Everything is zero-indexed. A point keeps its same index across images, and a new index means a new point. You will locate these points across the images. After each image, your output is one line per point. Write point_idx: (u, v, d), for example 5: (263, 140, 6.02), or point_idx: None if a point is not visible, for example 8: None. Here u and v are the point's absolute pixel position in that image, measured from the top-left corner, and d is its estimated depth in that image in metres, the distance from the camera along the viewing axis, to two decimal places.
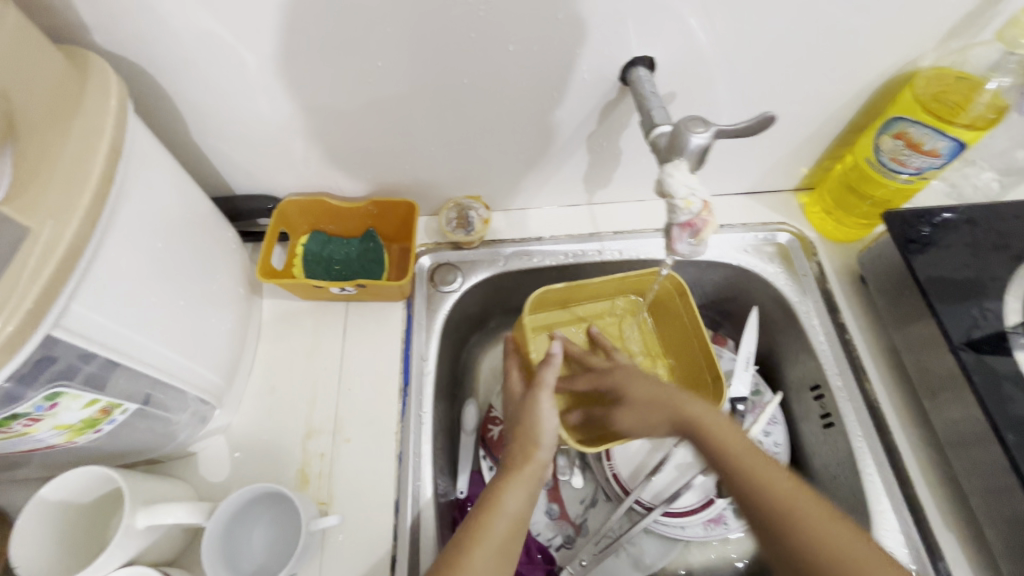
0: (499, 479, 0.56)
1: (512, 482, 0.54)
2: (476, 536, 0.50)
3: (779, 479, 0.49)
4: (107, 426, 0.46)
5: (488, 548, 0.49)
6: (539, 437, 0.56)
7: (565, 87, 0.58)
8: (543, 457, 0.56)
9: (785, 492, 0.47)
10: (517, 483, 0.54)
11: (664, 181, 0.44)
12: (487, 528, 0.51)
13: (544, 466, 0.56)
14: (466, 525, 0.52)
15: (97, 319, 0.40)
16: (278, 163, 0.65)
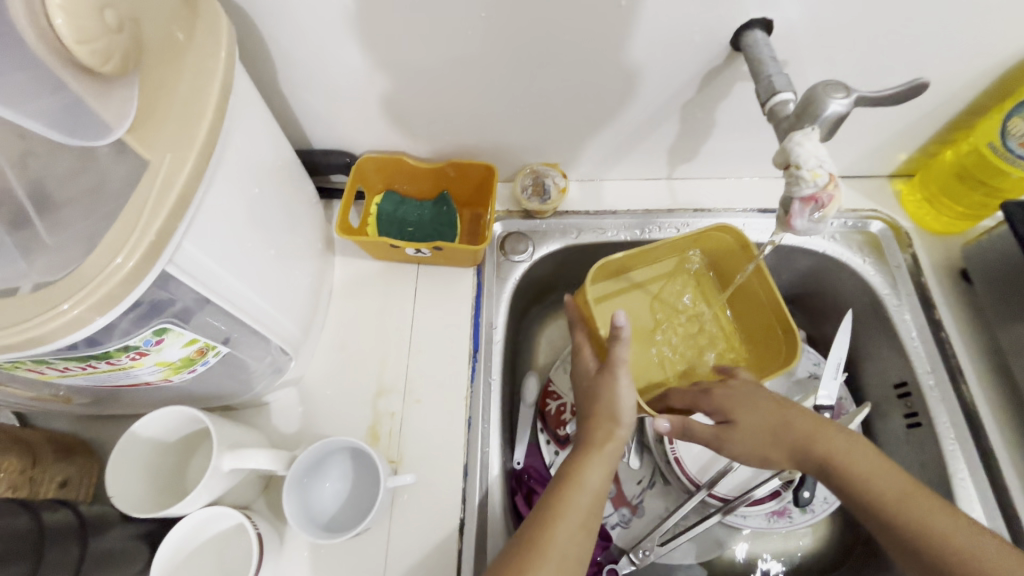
0: (576, 453, 0.53)
1: (593, 460, 0.51)
2: (559, 508, 0.48)
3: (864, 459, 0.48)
4: (200, 367, 0.46)
5: (572, 521, 0.47)
6: (616, 415, 0.53)
7: (669, 49, 0.54)
8: (622, 434, 0.53)
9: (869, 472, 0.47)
10: (597, 458, 0.52)
11: (791, 151, 0.40)
12: (570, 501, 0.49)
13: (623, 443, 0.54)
14: (546, 496, 0.50)
15: (202, 259, 0.40)
16: (360, 119, 0.63)
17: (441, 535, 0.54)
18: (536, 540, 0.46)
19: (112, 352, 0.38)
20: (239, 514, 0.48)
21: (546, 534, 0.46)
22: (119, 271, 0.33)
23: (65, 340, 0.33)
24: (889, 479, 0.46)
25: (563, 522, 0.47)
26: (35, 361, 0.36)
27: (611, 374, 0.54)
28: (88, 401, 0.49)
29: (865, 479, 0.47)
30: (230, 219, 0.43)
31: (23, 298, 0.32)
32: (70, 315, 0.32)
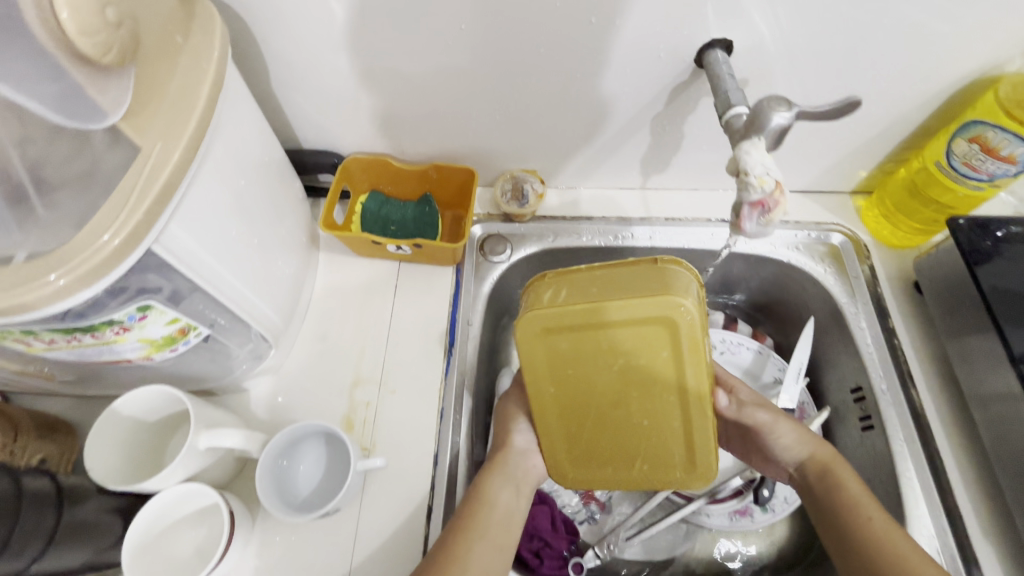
0: (484, 469, 0.57)
1: (498, 475, 0.56)
2: (466, 524, 0.52)
3: (873, 515, 0.49)
4: (182, 347, 0.48)
5: (476, 533, 0.52)
6: (513, 427, 0.59)
7: (638, 65, 0.58)
8: (518, 444, 0.58)
9: (873, 525, 0.49)
10: (499, 472, 0.56)
11: (741, 158, 0.44)
12: (478, 517, 0.53)
13: (523, 454, 0.58)
14: (458, 514, 0.54)
15: (187, 241, 0.42)
16: (348, 120, 0.66)
17: (409, 520, 0.55)
18: (440, 557, 0.50)
19: (96, 325, 0.40)
20: (212, 492, 0.50)
21: (457, 558, 0.50)
22: (105, 248, 0.36)
23: (53, 308, 0.36)
24: (891, 537, 0.47)
25: (478, 538, 0.52)
26: (21, 331, 0.38)
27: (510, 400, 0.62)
28: (69, 379, 0.51)
29: (860, 519, 0.49)
30: (214, 205, 0.45)
31: (14, 265, 0.35)
32: (57, 283, 0.34)
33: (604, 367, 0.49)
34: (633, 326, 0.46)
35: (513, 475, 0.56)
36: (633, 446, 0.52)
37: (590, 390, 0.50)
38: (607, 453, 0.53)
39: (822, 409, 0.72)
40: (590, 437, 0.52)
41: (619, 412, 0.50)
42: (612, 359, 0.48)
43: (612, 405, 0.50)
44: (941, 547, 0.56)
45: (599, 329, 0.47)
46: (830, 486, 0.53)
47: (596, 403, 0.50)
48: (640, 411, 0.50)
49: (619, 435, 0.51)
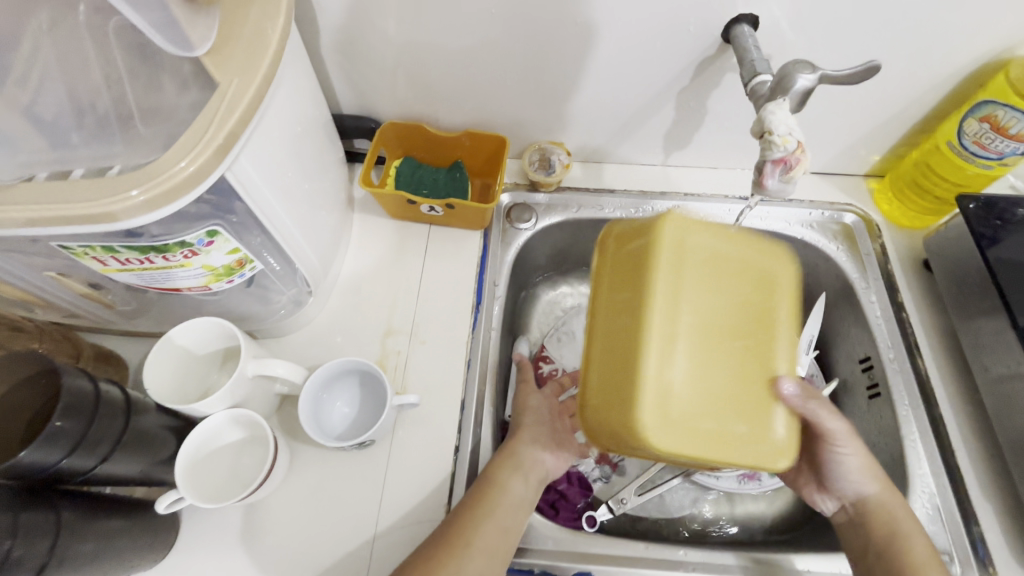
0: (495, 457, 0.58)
1: (509, 463, 0.57)
2: (475, 505, 0.53)
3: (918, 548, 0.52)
4: (237, 279, 0.52)
5: (485, 514, 0.52)
6: (524, 422, 0.62)
7: (669, 39, 0.61)
8: (527, 437, 0.60)
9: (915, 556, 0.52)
10: (510, 461, 0.57)
11: (766, 118, 0.47)
12: (487, 500, 0.53)
13: (532, 446, 0.59)
14: (467, 496, 0.55)
15: (251, 175, 0.46)
16: (388, 87, 0.70)
17: (437, 458, 0.59)
18: (449, 535, 0.51)
19: (170, 246, 0.43)
20: (257, 418, 0.53)
21: (466, 533, 0.51)
22: (182, 173, 0.39)
23: (138, 220, 0.39)
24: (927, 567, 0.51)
25: (485, 518, 0.52)
26: (104, 248, 0.43)
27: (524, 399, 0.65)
28: (127, 308, 0.57)
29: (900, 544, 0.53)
30: (274, 146, 0.49)
31: (108, 178, 0.38)
32: (140, 199, 0.38)
33: (711, 315, 0.45)
34: (722, 253, 0.46)
35: (524, 464, 0.57)
36: (709, 425, 0.44)
37: (693, 339, 0.44)
38: (678, 422, 0.43)
39: (830, 380, 0.75)
40: (660, 400, 0.43)
41: (710, 369, 0.44)
42: (712, 292, 0.45)
43: (705, 360, 0.44)
44: (944, 504, 0.59)
45: (706, 265, 0.44)
46: (889, 534, 0.54)
47: (688, 347, 0.44)
48: (730, 373, 0.45)
49: (713, 386, 0.44)
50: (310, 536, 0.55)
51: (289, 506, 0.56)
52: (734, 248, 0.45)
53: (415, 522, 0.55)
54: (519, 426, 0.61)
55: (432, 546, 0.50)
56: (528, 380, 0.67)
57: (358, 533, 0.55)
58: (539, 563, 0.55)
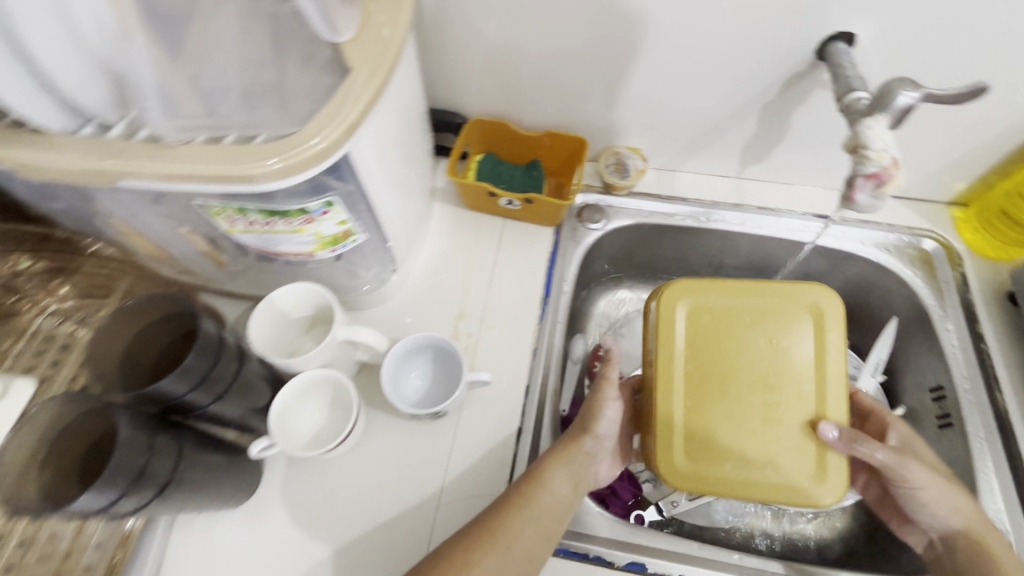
0: (545, 455, 0.57)
1: (560, 466, 0.55)
2: (519, 504, 0.52)
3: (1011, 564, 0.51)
4: (339, 249, 0.57)
5: (527, 516, 0.52)
6: (594, 428, 0.59)
7: (762, 52, 0.62)
8: (586, 443, 0.58)
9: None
10: (562, 463, 0.56)
11: (863, 133, 0.48)
12: (531, 501, 0.53)
13: (587, 453, 0.58)
14: (511, 491, 0.54)
15: (366, 154, 0.50)
16: (480, 84, 0.74)
17: (501, 438, 0.61)
18: (490, 529, 0.51)
19: (293, 212, 0.48)
20: (342, 380, 0.58)
21: (507, 535, 0.50)
22: (312, 149, 0.43)
23: (272, 186, 0.43)
24: None
25: (526, 517, 0.52)
26: (237, 209, 0.48)
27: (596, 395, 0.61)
28: (234, 269, 0.63)
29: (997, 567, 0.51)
30: (386, 130, 0.53)
31: (252, 144, 0.43)
32: (276, 166, 0.42)
33: (742, 354, 0.56)
34: (774, 323, 0.57)
35: (574, 468, 0.56)
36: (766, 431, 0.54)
37: (726, 367, 0.56)
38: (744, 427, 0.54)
39: (896, 407, 0.74)
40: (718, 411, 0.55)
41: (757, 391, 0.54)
42: (754, 342, 0.56)
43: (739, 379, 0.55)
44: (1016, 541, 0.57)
45: (733, 312, 0.57)
46: (983, 562, 0.51)
47: (731, 382, 0.55)
48: (770, 419, 0.54)
49: (748, 425, 0.54)
50: (378, 496, 0.58)
51: (360, 466, 0.59)
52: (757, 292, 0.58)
53: (477, 496, 0.58)
54: (582, 431, 0.58)
55: (472, 541, 0.50)
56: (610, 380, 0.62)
57: (422, 499, 0.58)
58: (594, 548, 0.56)
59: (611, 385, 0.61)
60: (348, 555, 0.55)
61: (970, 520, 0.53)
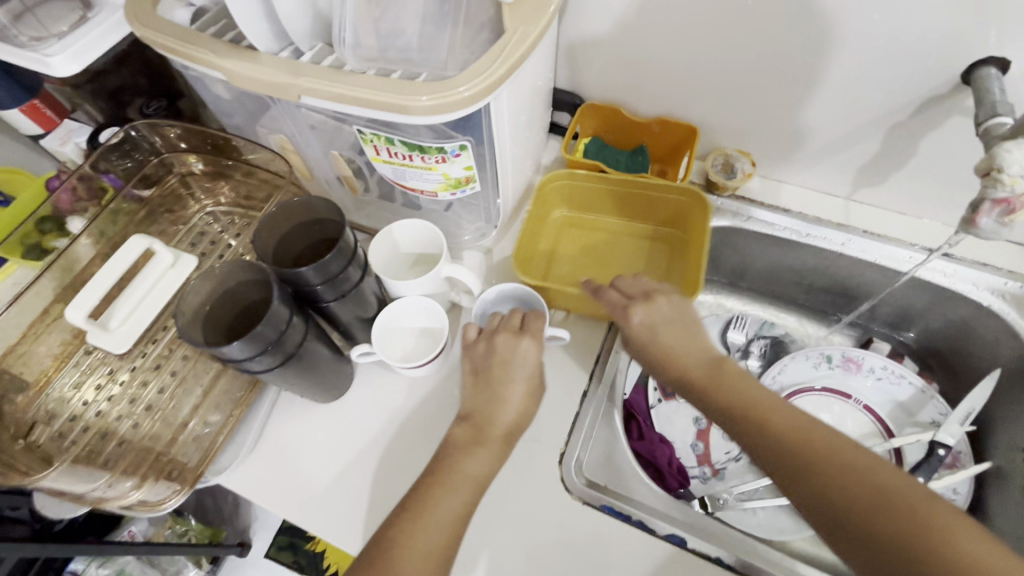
0: (459, 442, 0.55)
1: (478, 452, 0.54)
2: (438, 482, 0.53)
3: (834, 446, 0.47)
4: (458, 194, 0.63)
5: (452, 494, 0.52)
6: (504, 408, 0.56)
7: (899, 69, 0.61)
8: (500, 431, 0.55)
9: (850, 470, 0.45)
10: (482, 451, 0.54)
11: (999, 155, 0.47)
12: (448, 482, 0.52)
13: (507, 434, 0.56)
14: (429, 470, 0.54)
15: (502, 111, 0.56)
16: (604, 69, 0.78)
17: (565, 394, 0.65)
18: (410, 507, 0.51)
19: (431, 149, 0.55)
20: (438, 310, 0.64)
21: (437, 532, 0.49)
22: (459, 95, 0.48)
23: (422, 122, 0.50)
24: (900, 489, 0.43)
25: (450, 491, 0.52)
26: (386, 139, 0.55)
27: (512, 365, 0.57)
28: (361, 199, 0.72)
29: (832, 472, 0.45)
30: (519, 93, 0.59)
31: (412, 82, 0.50)
32: (427, 104, 0.48)
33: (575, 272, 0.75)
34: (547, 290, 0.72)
35: (492, 454, 0.54)
36: (606, 273, 0.76)
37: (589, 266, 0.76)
38: (579, 258, 0.78)
39: (980, 462, 0.70)
40: (571, 241, 0.79)
41: (612, 250, 0.77)
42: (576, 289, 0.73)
43: (609, 245, 0.78)
44: None
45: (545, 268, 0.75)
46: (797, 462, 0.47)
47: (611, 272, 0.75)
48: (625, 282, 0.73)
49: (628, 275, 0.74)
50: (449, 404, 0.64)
51: (436, 389, 0.65)
52: (658, 198, 0.73)
53: (536, 441, 0.62)
54: (492, 424, 0.55)
55: (403, 526, 0.49)
56: (513, 366, 0.57)
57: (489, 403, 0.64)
58: (637, 513, 0.59)
59: (516, 363, 0.57)
60: (411, 455, 0.62)
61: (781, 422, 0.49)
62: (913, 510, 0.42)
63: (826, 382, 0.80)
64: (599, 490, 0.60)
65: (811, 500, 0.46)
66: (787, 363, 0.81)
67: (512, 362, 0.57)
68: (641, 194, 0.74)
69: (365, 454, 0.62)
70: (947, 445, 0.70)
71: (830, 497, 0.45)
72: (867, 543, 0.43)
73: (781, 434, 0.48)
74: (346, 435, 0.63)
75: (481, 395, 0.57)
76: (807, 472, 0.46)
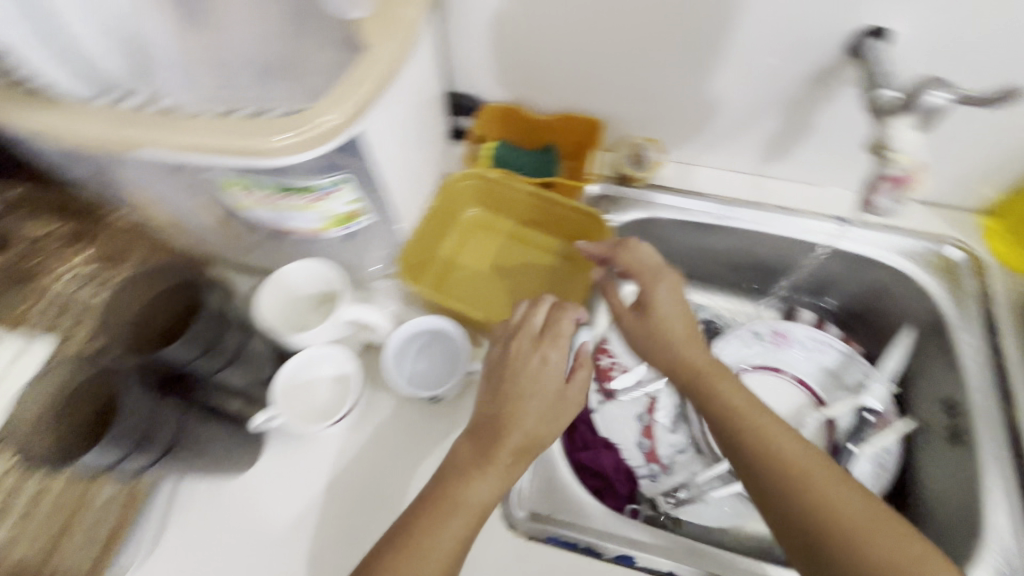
0: (465, 462, 0.49)
1: (487, 473, 0.48)
2: (434, 513, 0.46)
3: (808, 457, 0.48)
4: (349, 228, 0.57)
5: (448, 528, 0.45)
6: (517, 418, 0.50)
7: (788, 44, 0.60)
8: (512, 444, 0.49)
9: (816, 477, 0.47)
10: (492, 470, 0.48)
11: (887, 134, 0.47)
12: (445, 513, 0.46)
13: (518, 452, 0.49)
14: (423, 501, 0.47)
15: (379, 135, 0.50)
16: (499, 67, 0.73)
17: None
18: (393, 548, 0.44)
19: (303, 189, 0.49)
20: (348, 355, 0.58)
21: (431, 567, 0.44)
22: (326, 125, 0.43)
23: (286, 162, 0.44)
24: (857, 503, 0.46)
25: (445, 522, 0.45)
26: (248, 183, 0.49)
27: (529, 369, 0.52)
28: (243, 243, 0.64)
29: (801, 474, 0.47)
30: (398, 111, 0.53)
31: (269, 120, 0.44)
32: (293, 140, 0.43)
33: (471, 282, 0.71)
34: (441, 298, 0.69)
35: (503, 473, 0.48)
36: (505, 283, 0.72)
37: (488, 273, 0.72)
38: (482, 263, 0.73)
39: (906, 419, 0.72)
40: (478, 242, 0.74)
41: (516, 258, 0.73)
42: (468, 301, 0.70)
43: (512, 254, 0.74)
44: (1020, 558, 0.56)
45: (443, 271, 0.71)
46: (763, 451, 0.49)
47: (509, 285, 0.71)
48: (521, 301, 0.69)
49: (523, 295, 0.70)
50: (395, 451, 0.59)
51: (363, 439, 0.59)
52: (560, 213, 0.70)
53: None
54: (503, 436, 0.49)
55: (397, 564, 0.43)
56: (525, 376, 0.52)
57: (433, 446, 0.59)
58: (584, 539, 0.57)
59: (535, 361, 0.53)
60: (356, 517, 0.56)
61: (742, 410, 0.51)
62: (861, 523, 0.45)
63: (758, 359, 0.80)
64: (543, 521, 0.58)
65: (784, 500, 0.47)
66: (721, 346, 0.81)
67: (530, 363, 0.53)
68: (545, 206, 0.70)
69: (328, 505, 0.57)
70: (875, 411, 0.73)
71: (788, 491, 0.47)
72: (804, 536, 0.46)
73: (758, 438, 0.49)
74: (305, 481, 0.58)
75: (489, 404, 0.52)
76: (776, 474, 0.48)
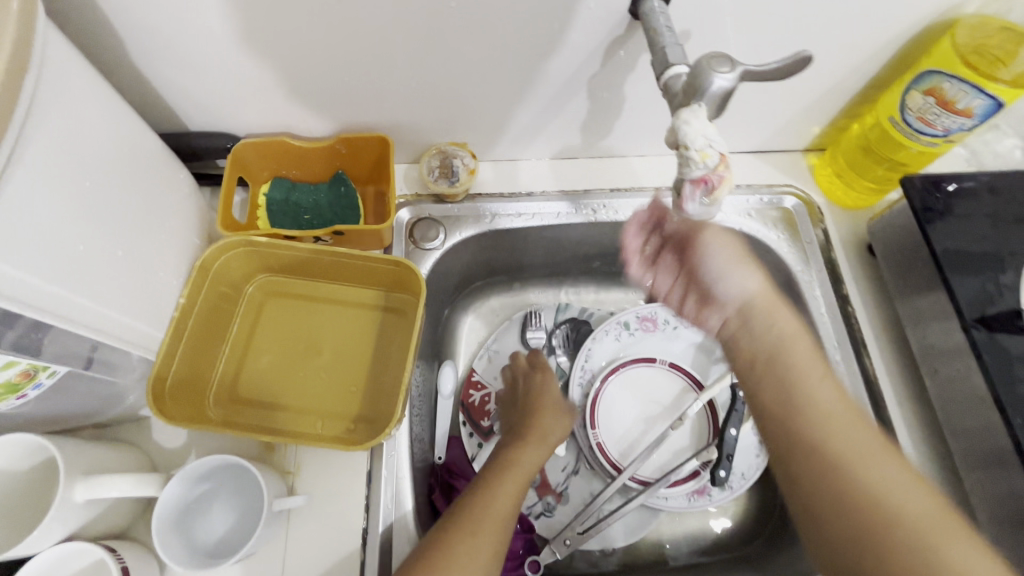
0: (482, 484, 0.56)
1: (503, 486, 0.55)
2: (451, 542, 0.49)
3: (869, 452, 0.42)
4: (31, 392, 0.42)
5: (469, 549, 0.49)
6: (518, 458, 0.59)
7: (567, 18, 0.50)
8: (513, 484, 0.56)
9: (870, 473, 0.41)
10: (502, 488, 0.55)
11: (679, 129, 0.38)
12: (463, 537, 0.49)
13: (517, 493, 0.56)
14: (442, 528, 0.50)
15: (14, 273, 0.34)
16: (235, 97, 0.56)
17: (340, 548, 0.50)
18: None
19: None
20: (97, 548, 0.43)
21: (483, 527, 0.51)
22: None
23: None
24: (896, 491, 0.40)
25: (463, 546, 0.49)
26: None
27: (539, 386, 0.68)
28: None
29: (851, 471, 0.41)
30: (35, 223, 0.36)
31: None
32: None
33: (267, 373, 0.56)
34: (236, 407, 0.55)
35: (503, 502, 0.54)
36: (311, 365, 0.57)
37: (290, 355, 0.57)
38: (279, 343, 0.58)
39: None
40: (271, 321, 0.59)
41: (320, 327, 0.59)
42: (266, 399, 0.55)
43: (316, 326, 0.59)
44: None
45: (235, 364, 0.57)
46: (812, 451, 0.43)
47: (314, 367, 0.57)
48: (332, 384, 0.56)
49: (332, 376, 0.57)
50: None
51: None
52: (362, 265, 0.57)
53: None
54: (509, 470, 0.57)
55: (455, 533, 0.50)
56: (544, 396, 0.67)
57: None
58: None
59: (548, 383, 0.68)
60: None
61: (819, 413, 0.45)
62: (901, 517, 0.39)
63: (627, 351, 0.74)
64: None
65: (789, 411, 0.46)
66: (591, 346, 0.73)
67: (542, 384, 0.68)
68: (343, 261, 0.57)
69: None
70: None
71: (811, 496, 0.43)
72: (840, 548, 0.41)
73: (801, 372, 0.47)
74: None
75: (519, 418, 0.65)
76: (821, 476, 0.42)
